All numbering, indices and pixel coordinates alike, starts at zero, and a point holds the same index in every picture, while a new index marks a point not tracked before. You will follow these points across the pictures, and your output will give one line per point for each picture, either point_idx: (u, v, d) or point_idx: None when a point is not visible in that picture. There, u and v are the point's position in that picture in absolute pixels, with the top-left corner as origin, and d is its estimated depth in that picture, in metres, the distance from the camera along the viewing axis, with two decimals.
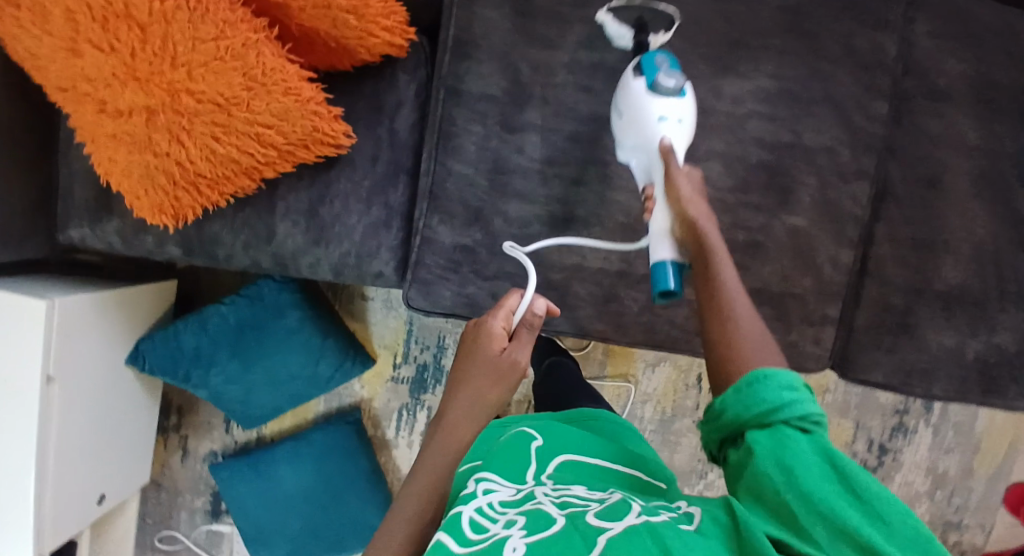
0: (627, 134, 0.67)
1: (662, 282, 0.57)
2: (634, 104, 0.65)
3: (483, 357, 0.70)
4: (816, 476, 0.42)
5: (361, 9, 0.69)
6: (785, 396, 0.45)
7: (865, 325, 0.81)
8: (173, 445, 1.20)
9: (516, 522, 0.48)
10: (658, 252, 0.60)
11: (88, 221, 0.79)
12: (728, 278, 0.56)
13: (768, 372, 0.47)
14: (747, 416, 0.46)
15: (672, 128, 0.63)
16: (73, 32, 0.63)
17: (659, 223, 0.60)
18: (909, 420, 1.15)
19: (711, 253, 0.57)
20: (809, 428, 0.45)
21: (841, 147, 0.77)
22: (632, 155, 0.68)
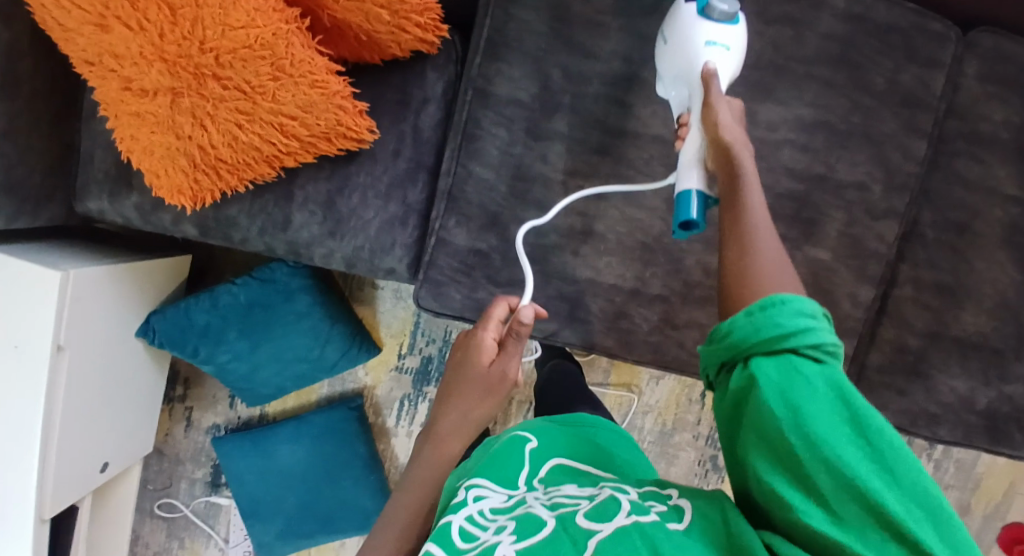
0: (669, 64, 0.64)
1: (684, 212, 0.56)
2: (681, 29, 0.62)
3: (472, 370, 0.70)
4: (827, 416, 0.39)
5: (396, 5, 0.68)
6: (800, 323, 0.42)
7: (877, 365, 0.79)
8: (177, 416, 1.21)
9: (506, 527, 0.48)
10: (685, 180, 0.58)
11: (106, 194, 0.79)
12: (755, 201, 0.53)
13: (786, 297, 0.43)
14: (754, 342, 0.42)
15: (720, 54, 0.59)
16: (102, 7, 0.62)
17: (690, 152, 0.58)
18: (911, 453, 1.15)
19: (740, 174, 0.54)
20: (821, 359, 0.41)
21: (872, 183, 0.76)
22: (673, 85, 0.65)
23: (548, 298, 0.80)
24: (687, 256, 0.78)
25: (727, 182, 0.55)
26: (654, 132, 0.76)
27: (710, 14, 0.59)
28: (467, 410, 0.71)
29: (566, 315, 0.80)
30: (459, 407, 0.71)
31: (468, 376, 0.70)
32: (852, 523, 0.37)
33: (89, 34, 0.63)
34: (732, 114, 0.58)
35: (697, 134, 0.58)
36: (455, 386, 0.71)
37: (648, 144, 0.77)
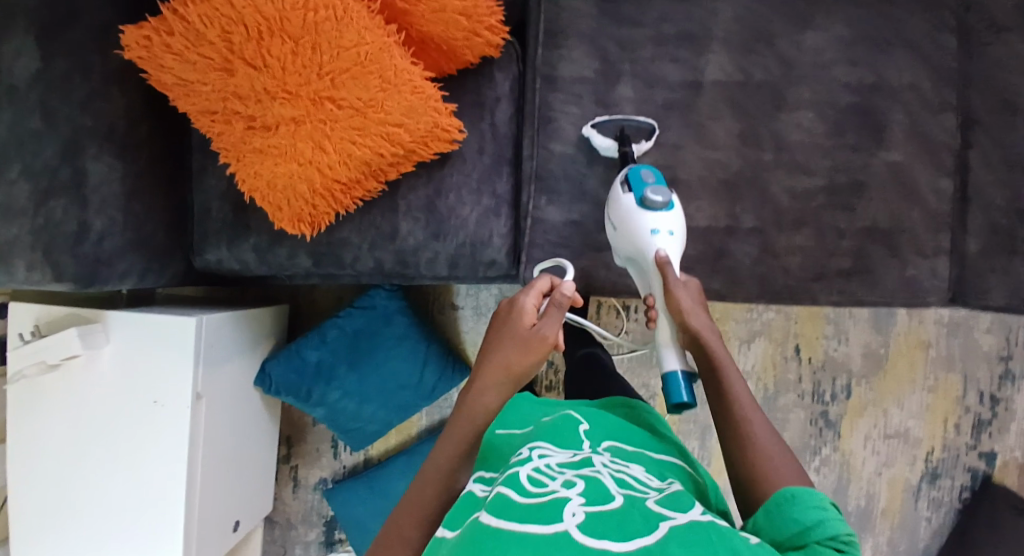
0: (621, 243, 0.76)
1: (676, 396, 0.66)
2: (629, 217, 0.74)
3: (514, 326, 0.73)
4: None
5: (471, 10, 0.76)
6: (815, 516, 0.47)
7: (979, 251, 0.83)
8: (284, 476, 1.20)
9: (575, 484, 0.53)
10: (668, 362, 0.69)
11: (225, 243, 0.86)
12: (737, 387, 0.61)
13: (797, 491, 0.49)
14: (782, 538, 0.48)
15: (665, 239, 0.72)
16: (228, 52, 0.70)
17: (664, 334, 0.70)
18: (1015, 366, 1.12)
19: (718, 365, 0.62)
20: (842, 548, 0.47)
21: (922, 83, 0.82)
22: (631, 261, 0.77)
23: None
24: (772, 183, 0.83)
25: (706, 367, 0.64)
26: (714, 78, 0.83)
27: (649, 206, 0.73)
28: (503, 361, 0.71)
29: None
30: (495, 360, 0.72)
31: (510, 333, 0.73)
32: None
33: (216, 80, 0.72)
34: (695, 298, 0.68)
35: (666, 319, 0.70)
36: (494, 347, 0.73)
37: (711, 90, 0.83)
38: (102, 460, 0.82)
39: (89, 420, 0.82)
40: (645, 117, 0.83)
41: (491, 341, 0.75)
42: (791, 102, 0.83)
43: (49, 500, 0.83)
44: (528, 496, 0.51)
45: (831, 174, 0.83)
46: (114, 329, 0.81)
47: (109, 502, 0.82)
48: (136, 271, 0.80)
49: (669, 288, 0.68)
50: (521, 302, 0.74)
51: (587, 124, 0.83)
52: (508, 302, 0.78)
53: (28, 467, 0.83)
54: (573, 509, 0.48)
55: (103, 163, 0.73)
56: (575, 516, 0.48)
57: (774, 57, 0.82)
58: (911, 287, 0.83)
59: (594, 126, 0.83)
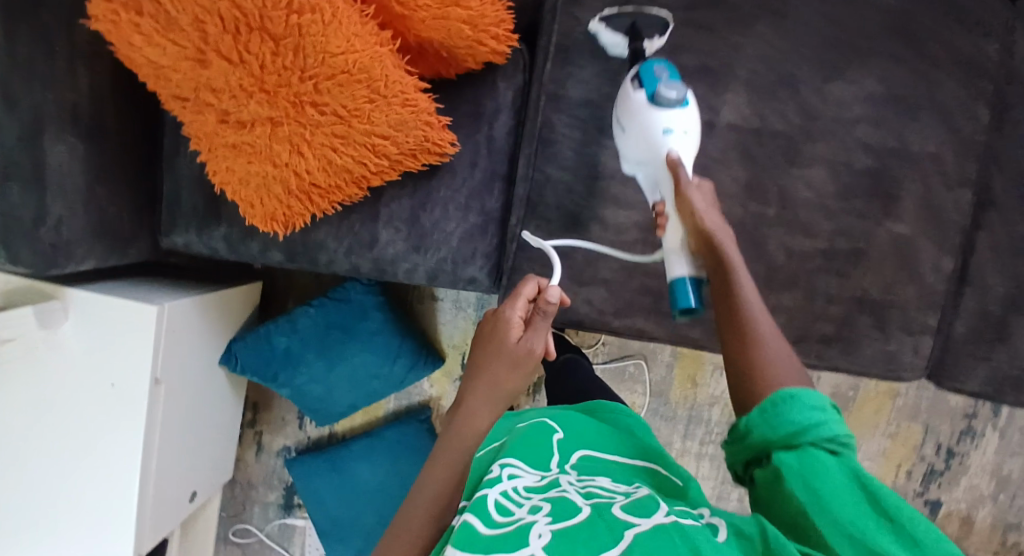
0: (631, 148, 0.68)
1: (684, 300, 0.63)
2: (638, 115, 0.66)
3: (499, 342, 0.66)
4: (846, 500, 0.43)
5: (477, 19, 0.69)
6: (812, 417, 0.46)
7: (963, 335, 0.81)
8: (249, 440, 1.22)
9: (541, 508, 0.50)
10: (675, 268, 0.64)
11: (194, 227, 0.81)
12: (748, 290, 0.57)
13: (797, 391, 0.48)
14: (774, 438, 0.47)
15: (679, 139, 0.64)
16: (201, 41, 0.64)
17: (672, 239, 0.64)
18: (977, 424, 1.13)
19: (729, 265, 0.59)
20: (837, 450, 0.46)
21: (945, 154, 0.78)
22: (638, 167, 0.69)
23: (633, 294, 0.82)
24: (770, 239, 0.79)
25: (715, 267, 0.59)
26: (728, 121, 0.78)
27: (662, 103, 0.64)
28: (491, 381, 0.65)
29: (651, 308, 0.82)
30: (482, 381, 0.65)
31: (496, 349, 0.66)
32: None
33: (187, 69, 0.65)
34: (707, 199, 0.64)
35: (676, 223, 0.64)
36: (480, 367, 0.66)
37: (723, 133, 0.78)
38: (56, 438, 0.81)
39: (41, 402, 0.80)
40: (660, 9, 0.74)
41: (475, 356, 0.67)
42: (804, 156, 0.78)
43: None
44: (493, 526, 0.48)
45: (832, 238, 0.79)
46: (74, 307, 0.79)
47: (58, 482, 0.81)
48: (98, 254, 0.76)
49: (681, 188, 0.62)
50: (505, 313, 0.66)
51: (596, 18, 0.76)
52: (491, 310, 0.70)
53: None
54: (539, 530, 0.46)
55: (65, 147, 0.68)
56: (541, 538, 0.45)
57: (796, 106, 0.78)
58: (890, 361, 0.82)
59: (604, 19, 0.75)
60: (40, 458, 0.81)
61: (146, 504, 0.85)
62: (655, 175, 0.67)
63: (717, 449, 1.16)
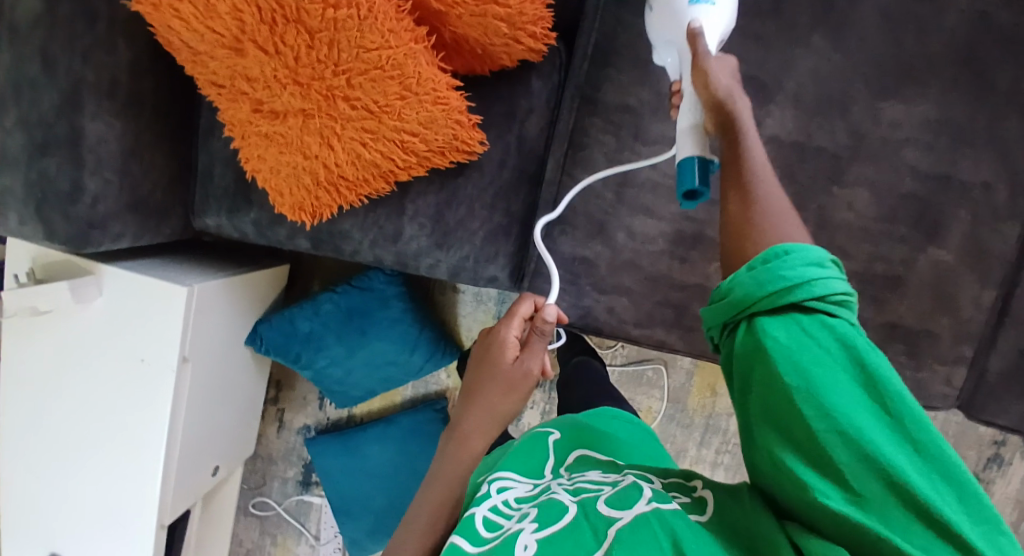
0: (659, 27, 0.61)
1: (687, 182, 0.54)
2: None
3: (496, 362, 0.73)
4: (840, 383, 0.38)
5: (514, 17, 0.68)
6: (808, 276, 0.41)
7: (1001, 371, 0.77)
8: (270, 416, 1.25)
9: (529, 514, 0.48)
10: (681, 149, 0.55)
11: (225, 211, 0.83)
12: (756, 150, 0.51)
13: (793, 250, 0.42)
14: (762, 299, 0.41)
15: (708, 11, 0.57)
16: (238, 31, 0.64)
17: (685, 118, 0.56)
18: (1005, 452, 1.10)
19: (738, 123, 0.52)
20: (833, 313, 0.40)
21: (998, 184, 0.74)
22: (667, 50, 0.63)
23: (655, 305, 0.80)
24: None
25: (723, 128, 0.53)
26: (769, 134, 0.75)
27: None
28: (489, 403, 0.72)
29: (673, 321, 0.80)
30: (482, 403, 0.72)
31: (492, 372, 0.73)
32: (874, 500, 0.36)
33: (223, 56, 0.66)
34: (732, 73, 0.56)
35: (692, 99, 0.56)
36: (479, 387, 0.74)
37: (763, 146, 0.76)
38: (91, 418, 0.84)
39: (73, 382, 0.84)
40: None
41: (475, 374, 0.75)
42: (848, 176, 0.76)
43: (35, 453, 0.87)
44: (481, 544, 0.49)
45: (868, 262, 0.77)
46: (106, 282, 0.81)
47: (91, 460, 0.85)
48: (131, 232, 0.78)
49: (700, 60, 0.55)
50: (503, 333, 0.74)
51: None
52: (488, 333, 0.77)
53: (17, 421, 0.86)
54: (524, 542, 0.44)
55: (102, 122, 0.70)
56: (526, 550, 0.43)
57: (844, 125, 0.75)
58: (918, 390, 0.80)
59: None
60: (76, 437, 0.85)
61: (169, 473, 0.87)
62: (681, 56, 0.60)
63: (732, 459, 1.15)
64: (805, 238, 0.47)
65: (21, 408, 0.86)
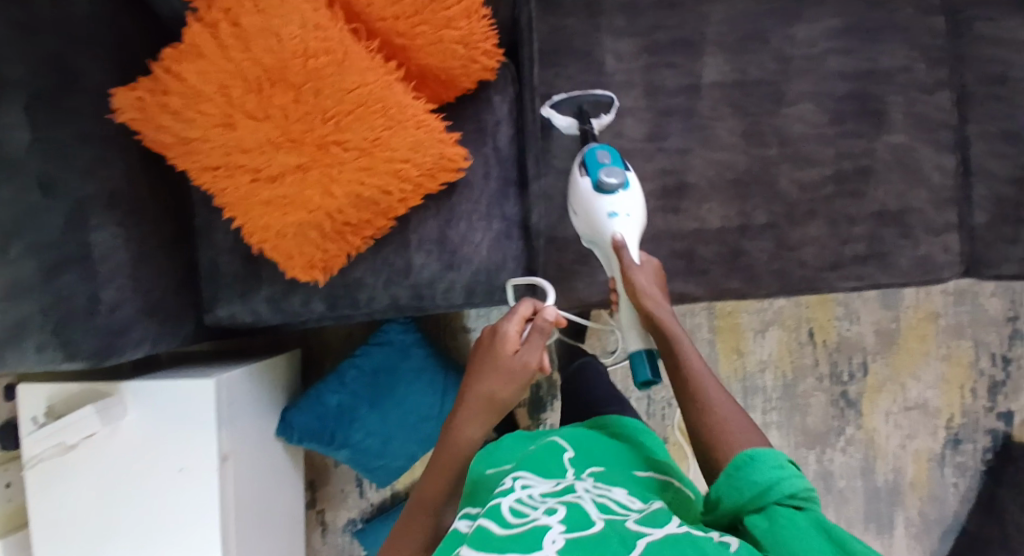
0: (582, 227, 0.78)
1: (641, 374, 0.72)
2: (587, 201, 0.76)
3: (496, 354, 0.75)
4: (811, 539, 0.46)
5: (468, 38, 0.74)
6: (773, 474, 0.51)
7: (985, 224, 0.84)
8: (312, 522, 1.17)
9: (557, 510, 0.52)
10: (630, 342, 0.74)
11: (236, 296, 0.84)
12: (692, 359, 0.66)
13: (755, 453, 0.53)
14: (743, 501, 0.51)
15: (623, 223, 0.74)
16: (227, 106, 0.68)
17: (626, 319, 0.74)
18: (1022, 325, 1.15)
19: (674, 340, 0.67)
20: (800, 504, 0.50)
21: (915, 64, 0.84)
22: (592, 244, 0.80)
23: (665, 260, 0.84)
24: (780, 177, 0.84)
25: (659, 338, 0.69)
26: (713, 80, 0.84)
27: (606, 190, 0.74)
28: (486, 391, 0.73)
29: (687, 270, 0.84)
30: (479, 391, 0.73)
31: (492, 362, 0.74)
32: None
33: (216, 135, 0.70)
34: (652, 279, 0.72)
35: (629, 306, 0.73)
36: (478, 376, 0.75)
37: (710, 92, 0.84)
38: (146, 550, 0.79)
39: (116, 520, 0.79)
40: (604, 90, 0.81)
41: (473, 367, 0.76)
42: (791, 95, 0.84)
43: None
44: (508, 526, 0.51)
45: (838, 162, 0.83)
46: (131, 401, 0.79)
47: None
48: (151, 337, 0.77)
49: (627, 273, 0.71)
50: (502, 329, 0.75)
51: (546, 103, 0.83)
52: (487, 330, 0.78)
53: None
54: (553, 537, 0.48)
55: (108, 232, 0.71)
56: (555, 542, 0.48)
57: (770, 54, 0.84)
58: (926, 266, 0.84)
59: (553, 104, 0.82)
60: None
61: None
62: (607, 255, 0.77)
63: (781, 415, 1.15)
64: (752, 430, 0.59)
65: None
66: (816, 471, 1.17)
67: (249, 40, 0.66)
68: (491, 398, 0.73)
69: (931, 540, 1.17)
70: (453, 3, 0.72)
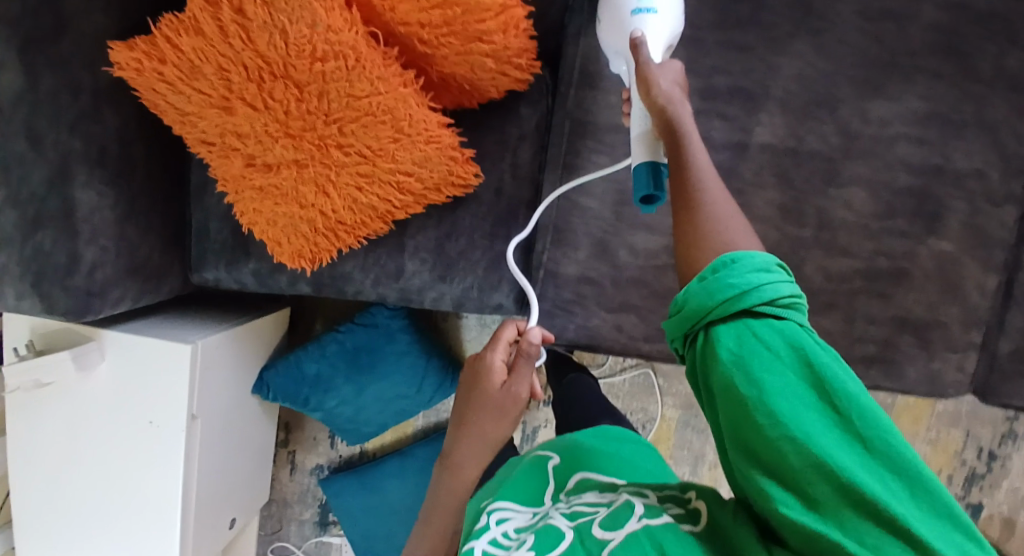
0: (608, 36, 0.64)
1: (641, 187, 0.55)
2: (613, 1, 0.63)
3: (483, 389, 0.68)
4: (787, 384, 0.38)
5: (500, 52, 0.67)
6: (753, 280, 0.41)
7: (1009, 352, 0.79)
8: (282, 460, 1.24)
9: (527, 541, 0.48)
10: (636, 154, 0.57)
11: (223, 264, 0.82)
12: (699, 155, 0.51)
13: (738, 256, 0.43)
14: (711, 307, 0.41)
15: (650, 20, 0.60)
16: (226, 89, 0.63)
17: (638, 124, 0.57)
18: (1019, 426, 1.11)
19: (680, 133, 0.52)
20: (781, 314, 0.41)
21: (991, 170, 0.76)
22: (618, 60, 0.65)
23: (664, 319, 0.81)
24: (807, 262, 0.78)
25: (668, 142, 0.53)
26: (762, 142, 0.77)
27: None
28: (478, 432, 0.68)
29: None
30: (472, 431, 0.68)
31: (479, 399, 0.68)
32: (828, 504, 0.36)
33: (212, 115, 0.65)
34: (674, 81, 0.57)
35: (641, 109, 0.57)
36: (467, 413, 0.69)
37: (757, 155, 0.77)
38: (110, 483, 0.83)
39: (87, 449, 0.82)
40: None
41: (464, 397, 0.70)
42: (843, 177, 0.77)
43: (53, 520, 0.85)
44: None
45: (872, 258, 0.78)
46: (108, 348, 0.80)
47: (114, 528, 0.84)
48: (132, 295, 0.76)
49: (642, 63, 0.57)
50: (488, 360, 0.69)
51: None
52: (472, 357, 0.72)
53: (37, 495, 0.84)
54: None
55: (93, 192, 0.68)
56: None
57: (835, 127, 0.76)
58: (933, 382, 0.80)
59: None
60: (97, 500, 0.84)
61: (190, 499, 0.85)
62: (630, 67, 0.62)
63: None
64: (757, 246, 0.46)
65: (38, 483, 0.84)
66: None
67: (252, 29, 0.60)
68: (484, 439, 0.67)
69: None
70: (489, 15, 0.64)
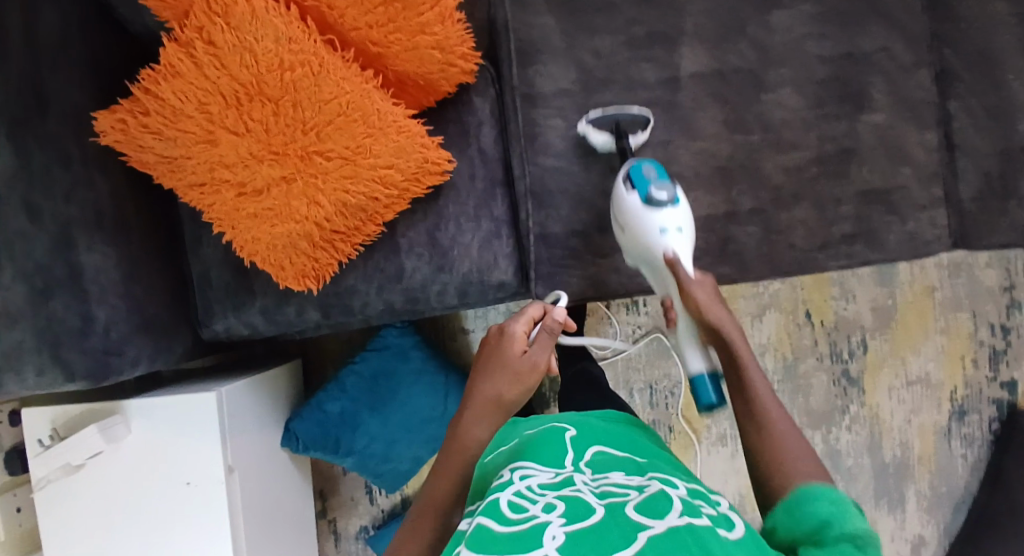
0: (630, 243, 0.75)
1: (705, 397, 0.65)
2: (635, 216, 0.73)
3: (504, 355, 0.70)
4: None
5: (443, 43, 0.75)
6: (824, 508, 0.48)
7: (972, 196, 0.85)
8: (325, 531, 1.19)
9: (556, 506, 0.49)
10: (692, 362, 0.67)
11: (230, 309, 0.85)
12: (756, 381, 0.61)
13: (808, 489, 0.50)
14: (798, 532, 0.48)
15: (675, 239, 0.71)
16: (208, 123, 0.69)
17: (682, 327, 0.68)
18: (1019, 294, 1.15)
19: (735, 352, 0.63)
20: (860, 542, 0.46)
21: (894, 44, 0.84)
22: (641, 260, 0.76)
23: None
24: (764, 163, 0.84)
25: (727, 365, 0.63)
26: (691, 72, 0.84)
27: (656, 205, 0.71)
28: (495, 391, 0.69)
29: None
30: (487, 390, 0.69)
31: (500, 362, 0.70)
32: None
33: (199, 152, 0.71)
34: (709, 289, 0.67)
35: (683, 315, 0.68)
36: (484, 374, 0.71)
37: (690, 84, 0.84)
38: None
39: (128, 527, 0.81)
40: (639, 107, 0.82)
41: (478, 369, 0.72)
42: (770, 82, 0.84)
43: None
44: (508, 524, 0.48)
45: (819, 144, 0.84)
46: (134, 418, 0.80)
47: None
48: (147, 354, 0.78)
49: (683, 286, 0.67)
50: (510, 329, 0.72)
51: (582, 120, 0.83)
52: (492, 331, 0.75)
53: None
54: (552, 532, 0.45)
55: (97, 253, 0.72)
56: (555, 538, 0.45)
57: (748, 43, 0.84)
58: (915, 242, 0.85)
59: (590, 121, 0.83)
60: None
61: None
62: (660, 274, 0.73)
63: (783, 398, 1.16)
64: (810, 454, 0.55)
65: None
66: (822, 451, 1.17)
67: (223, 57, 0.67)
68: (501, 399, 0.68)
69: (943, 513, 1.18)
70: (426, 8, 0.72)
